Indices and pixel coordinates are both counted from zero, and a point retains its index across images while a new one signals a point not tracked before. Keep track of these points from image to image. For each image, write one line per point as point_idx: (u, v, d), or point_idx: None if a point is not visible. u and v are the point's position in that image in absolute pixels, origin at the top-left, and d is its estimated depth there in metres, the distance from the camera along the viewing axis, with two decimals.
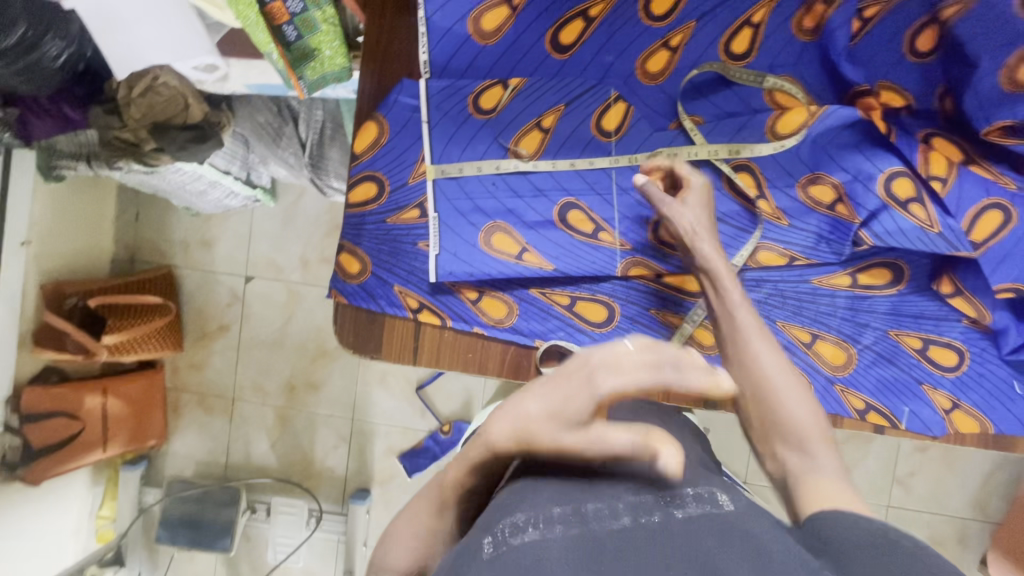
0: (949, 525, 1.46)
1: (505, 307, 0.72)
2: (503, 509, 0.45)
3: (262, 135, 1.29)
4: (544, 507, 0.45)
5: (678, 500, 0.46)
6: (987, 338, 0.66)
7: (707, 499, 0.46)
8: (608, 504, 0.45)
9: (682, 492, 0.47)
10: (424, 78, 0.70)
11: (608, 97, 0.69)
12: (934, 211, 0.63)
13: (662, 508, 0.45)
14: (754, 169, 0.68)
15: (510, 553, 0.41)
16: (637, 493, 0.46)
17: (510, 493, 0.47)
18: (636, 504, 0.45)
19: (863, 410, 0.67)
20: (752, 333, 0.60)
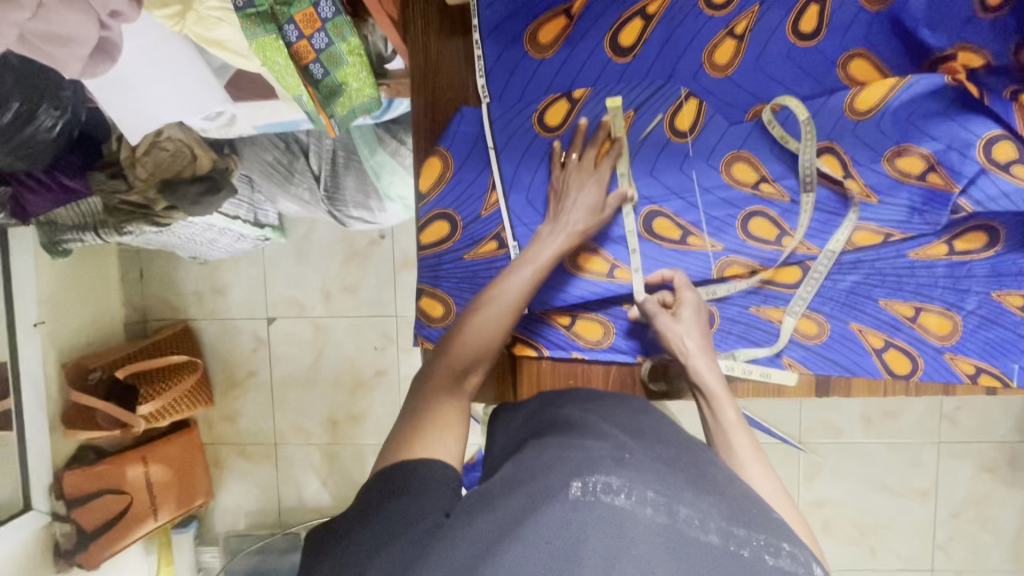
0: (999, 450, 1.49)
1: (600, 327, 0.70)
2: (595, 465, 0.45)
3: (272, 174, 1.24)
4: (638, 488, 0.43)
5: (774, 549, 0.40)
6: None
7: (801, 562, 0.41)
8: (701, 516, 0.42)
9: (778, 544, 0.41)
10: (483, 103, 0.67)
11: (678, 96, 0.66)
12: None
13: (753, 548, 0.40)
14: (838, 151, 0.66)
15: (593, 506, 0.42)
16: (730, 520, 0.42)
17: (600, 457, 0.46)
18: (727, 530, 0.41)
19: (974, 374, 0.68)
20: (741, 459, 0.57)
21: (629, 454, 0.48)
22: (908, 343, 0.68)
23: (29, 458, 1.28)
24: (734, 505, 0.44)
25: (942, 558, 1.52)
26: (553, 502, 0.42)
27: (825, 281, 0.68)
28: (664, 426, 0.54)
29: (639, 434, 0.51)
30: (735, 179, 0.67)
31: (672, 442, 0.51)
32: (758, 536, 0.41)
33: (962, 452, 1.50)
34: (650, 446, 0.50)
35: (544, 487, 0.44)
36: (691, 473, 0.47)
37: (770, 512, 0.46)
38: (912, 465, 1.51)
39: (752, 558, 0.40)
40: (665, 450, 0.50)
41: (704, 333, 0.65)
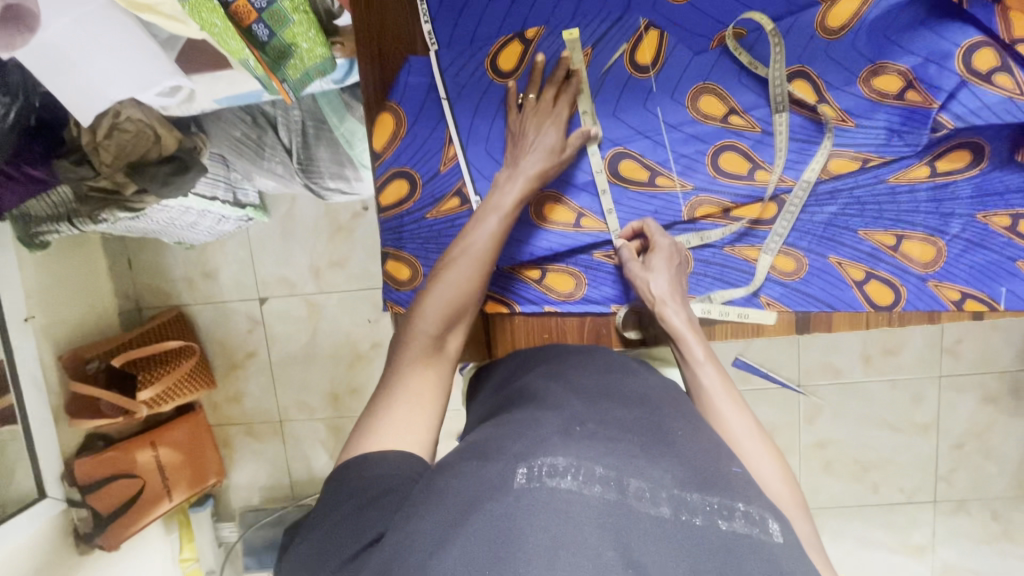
0: (1001, 380, 1.48)
1: (571, 279, 0.68)
2: (542, 449, 0.43)
3: (242, 149, 1.20)
4: (588, 465, 0.41)
5: (726, 513, 0.40)
6: None
7: (757, 522, 0.40)
8: (651, 488, 0.40)
9: (732, 506, 0.40)
10: (432, 51, 0.64)
11: (638, 27, 0.63)
12: (1023, 77, 0.56)
13: (705, 514, 0.39)
14: (811, 74, 0.62)
15: (540, 492, 0.39)
16: (684, 488, 0.41)
17: (549, 438, 0.44)
18: (680, 499, 0.40)
19: (960, 300, 0.65)
20: (714, 402, 0.57)
21: (579, 431, 0.46)
22: (890, 273, 0.66)
23: (38, 449, 1.32)
24: (688, 470, 0.43)
25: (946, 489, 1.53)
26: (498, 495, 0.39)
27: (801, 214, 0.66)
28: (628, 390, 0.55)
29: (587, 406, 0.50)
30: (702, 114, 0.64)
31: (628, 412, 0.49)
32: (711, 500, 0.40)
33: (964, 385, 1.49)
34: (605, 421, 0.48)
35: (490, 479, 0.41)
36: (646, 445, 0.45)
37: (729, 475, 0.44)
38: (913, 400, 1.50)
39: (704, 523, 0.39)
40: (621, 424, 0.47)
41: (672, 273, 0.63)
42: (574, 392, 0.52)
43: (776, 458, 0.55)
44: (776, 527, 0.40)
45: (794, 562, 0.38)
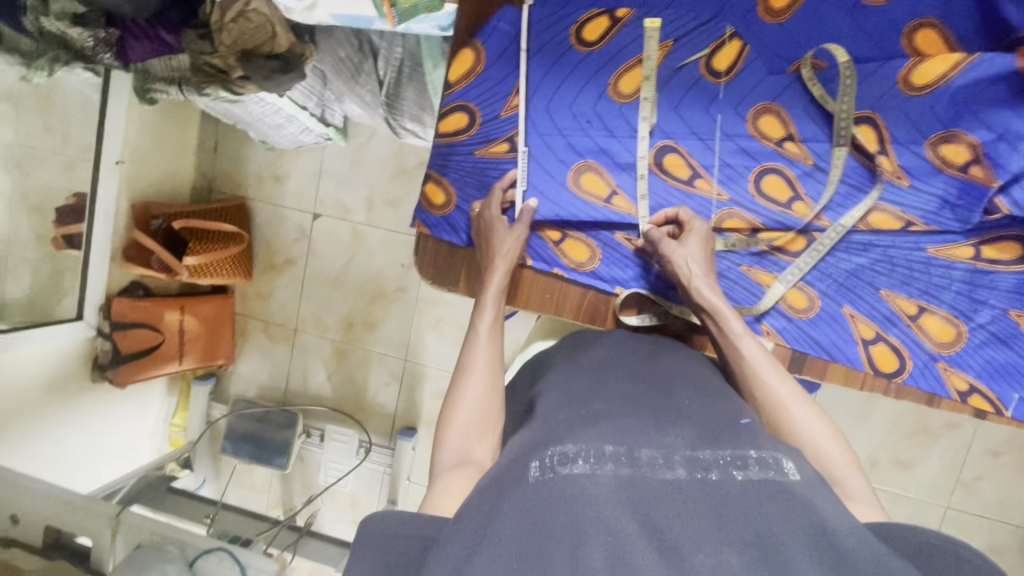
0: (1013, 533, 1.37)
1: (588, 251, 0.71)
2: (555, 440, 0.49)
3: (341, 70, 1.25)
4: (595, 445, 0.48)
5: (739, 461, 0.45)
6: None
7: (771, 465, 0.46)
8: (662, 454, 0.47)
9: (744, 455, 0.46)
10: (526, 5, 0.68)
11: (722, 34, 0.64)
12: None
13: (722, 467, 0.45)
14: (879, 123, 0.62)
15: (558, 479, 0.45)
16: (694, 449, 0.47)
17: (560, 428, 0.51)
18: (693, 458, 0.46)
19: (966, 392, 0.65)
20: (759, 371, 0.59)
21: (588, 415, 0.53)
22: (901, 341, 0.65)
23: (89, 276, 1.46)
24: (700, 435, 0.49)
25: None
26: (520, 489, 0.44)
27: (827, 257, 0.66)
28: (654, 376, 0.61)
29: (597, 393, 0.57)
30: (760, 133, 0.65)
31: (642, 399, 0.56)
32: (724, 454, 0.46)
33: (973, 528, 1.39)
34: (614, 404, 0.55)
35: (510, 469, 0.47)
36: (655, 421, 0.52)
37: (745, 434, 0.50)
38: (910, 521, 1.42)
39: (719, 474, 0.45)
40: (631, 405, 0.55)
41: (705, 249, 0.65)
42: (586, 379, 0.60)
43: (822, 413, 0.58)
44: (792, 467, 0.46)
45: (816, 493, 0.43)
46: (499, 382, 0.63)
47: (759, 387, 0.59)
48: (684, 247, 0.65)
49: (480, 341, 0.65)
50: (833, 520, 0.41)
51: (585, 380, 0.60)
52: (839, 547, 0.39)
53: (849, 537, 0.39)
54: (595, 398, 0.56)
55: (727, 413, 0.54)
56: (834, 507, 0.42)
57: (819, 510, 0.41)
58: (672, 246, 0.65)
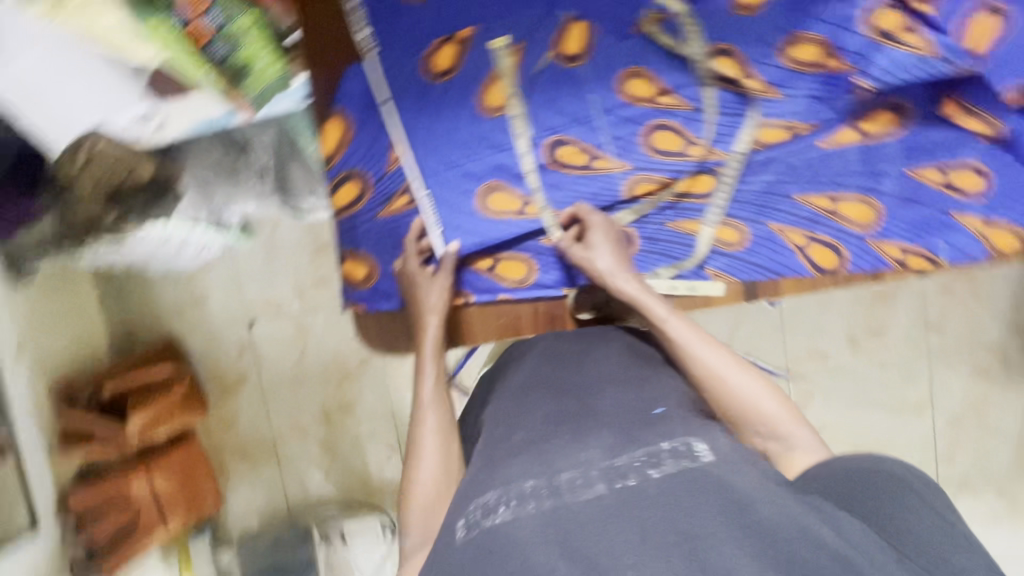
0: (990, 353, 1.48)
1: (523, 266, 0.72)
2: (478, 491, 0.51)
3: (219, 173, 1.07)
4: (517, 486, 0.50)
5: (653, 458, 0.48)
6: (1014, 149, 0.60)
7: (684, 453, 0.49)
8: (581, 473, 0.49)
9: (655, 451, 0.49)
10: (374, 54, 0.66)
11: (560, 24, 0.64)
12: (926, 33, 0.55)
13: (638, 469, 0.48)
14: (734, 51, 0.63)
15: (483, 534, 0.47)
16: (611, 458, 0.50)
17: (490, 473, 0.53)
18: (609, 468, 0.49)
19: (901, 256, 0.70)
20: (685, 348, 0.61)
21: (515, 445, 0.55)
22: (831, 237, 0.70)
23: None
24: (615, 440, 0.52)
25: (953, 476, 1.51)
26: (451, 553, 0.47)
27: (740, 186, 0.70)
28: (574, 377, 0.62)
29: (522, 415, 0.59)
30: (633, 96, 0.67)
31: (560, 413, 0.57)
32: (638, 455, 0.49)
33: (957, 362, 1.48)
34: (536, 423, 0.57)
35: (445, 535, 0.49)
36: (575, 431, 0.54)
37: (655, 426, 0.53)
38: (904, 379, 1.50)
39: (637, 478, 0.47)
40: (547, 422, 0.57)
41: (610, 244, 0.68)
42: (511, 402, 0.61)
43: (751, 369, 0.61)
44: (703, 448, 0.49)
45: (723, 468, 0.47)
46: (454, 444, 0.61)
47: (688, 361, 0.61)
48: (593, 249, 0.68)
49: (427, 410, 0.62)
50: (746, 491, 0.44)
51: (509, 404, 0.61)
52: (757, 519, 0.42)
53: (761, 508, 0.43)
54: (519, 423, 0.58)
55: (639, 406, 0.56)
56: (743, 479, 0.46)
57: (733, 484, 0.45)
58: (581, 252, 0.68)
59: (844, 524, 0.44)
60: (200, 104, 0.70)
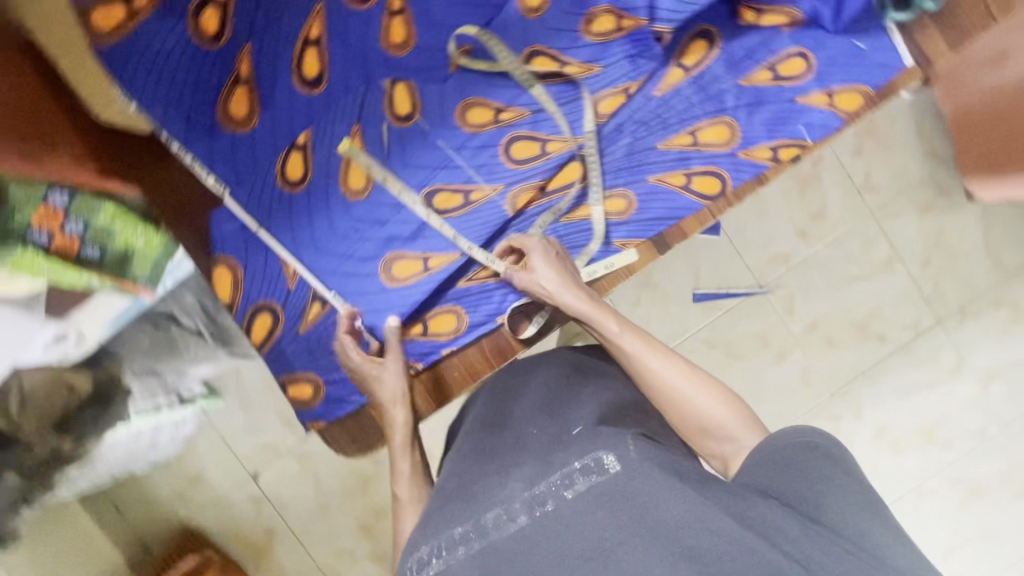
0: (925, 187, 1.58)
1: (452, 315, 0.71)
2: (412, 546, 0.50)
3: (160, 355, 0.95)
4: (446, 534, 0.49)
5: (566, 479, 0.46)
6: (811, 29, 0.69)
7: (595, 466, 0.46)
8: (505, 508, 0.48)
9: (568, 471, 0.47)
10: (228, 196, 0.68)
11: (385, 88, 0.70)
12: None
13: (554, 494, 0.46)
14: (544, 49, 0.69)
15: None
16: (530, 488, 0.48)
17: (425, 523, 0.52)
18: (530, 498, 0.47)
19: (774, 154, 0.71)
20: (636, 365, 0.61)
21: (449, 491, 0.54)
22: (705, 164, 0.70)
23: None
24: (536, 467, 0.50)
25: (940, 307, 1.61)
26: None
27: (604, 156, 0.71)
28: (506, 412, 0.62)
29: (470, 459, 0.57)
30: (477, 125, 0.70)
31: (495, 449, 0.57)
32: (555, 479, 0.47)
33: (897, 208, 1.58)
34: (470, 465, 0.56)
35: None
36: (504, 463, 0.53)
37: (571, 444, 0.50)
38: (863, 245, 1.59)
39: (554, 505, 0.46)
40: (479, 461, 0.56)
41: (553, 263, 0.65)
42: (463, 452, 0.60)
43: (701, 376, 0.60)
44: (613, 457, 0.46)
45: (637, 480, 0.44)
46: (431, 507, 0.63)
47: (640, 373, 0.61)
48: (535, 272, 0.65)
49: (407, 506, 0.63)
50: (672, 514, 0.43)
51: (458, 451, 0.60)
52: (678, 538, 0.42)
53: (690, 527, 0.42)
54: (458, 470, 0.57)
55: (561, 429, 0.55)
56: (667, 499, 0.43)
57: (660, 507, 0.43)
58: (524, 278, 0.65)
59: (788, 526, 0.43)
60: (95, 313, 0.64)
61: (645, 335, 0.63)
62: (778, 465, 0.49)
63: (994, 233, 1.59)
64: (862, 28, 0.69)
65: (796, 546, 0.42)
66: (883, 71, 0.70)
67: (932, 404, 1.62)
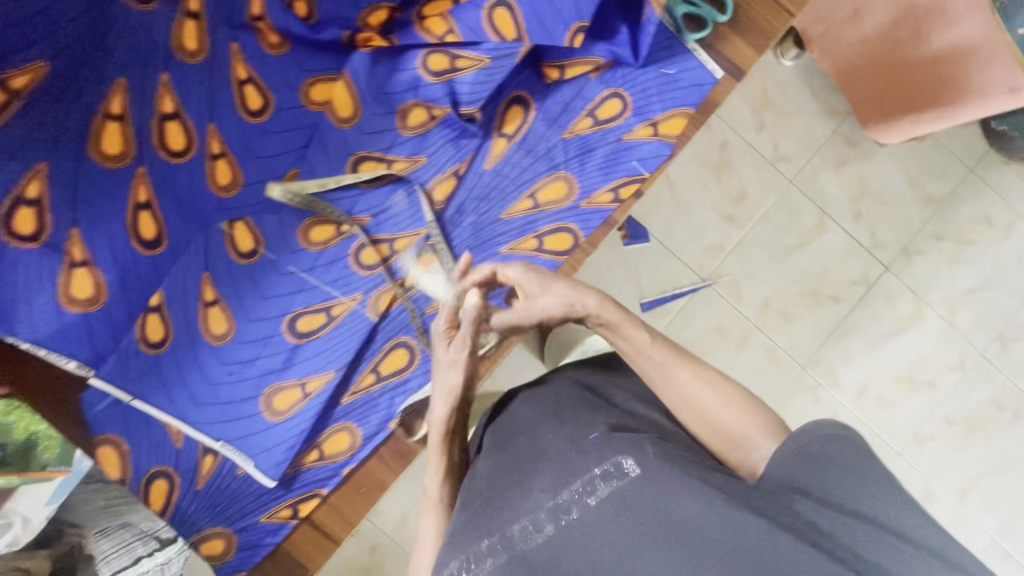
0: (834, 144, 1.59)
1: (345, 433, 0.71)
2: (441, 562, 0.54)
3: None
4: (475, 546, 0.52)
5: (588, 487, 0.49)
6: (617, 69, 0.71)
7: (614, 472, 0.49)
8: (529, 519, 0.51)
9: (591, 477, 0.49)
10: (94, 376, 0.66)
11: (225, 229, 0.70)
12: (472, 52, 0.66)
13: (578, 502, 0.50)
14: (368, 154, 0.71)
15: None
16: (554, 497, 0.50)
17: (452, 534, 0.56)
18: (554, 506, 0.50)
19: (616, 195, 0.72)
20: (659, 375, 0.59)
21: (464, 511, 0.56)
22: (553, 222, 0.71)
23: None
24: (555, 474, 0.52)
25: (884, 254, 1.60)
26: None
27: (452, 240, 0.73)
28: (511, 423, 0.62)
29: (490, 468, 0.58)
30: (320, 242, 0.71)
31: (506, 460, 0.57)
32: (576, 486, 0.50)
33: (813, 171, 1.59)
34: (490, 475, 0.57)
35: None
36: (522, 473, 0.54)
37: (587, 451, 0.51)
38: (791, 215, 1.59)
39: (579, 512, 0.49)
40: (495, 473, 0.57)
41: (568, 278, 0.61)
42: (480, 463, 0.60)
43: (729, 391, 0.58)
44: (631, 462, 0.48)
45: (653, 487, 0.47)
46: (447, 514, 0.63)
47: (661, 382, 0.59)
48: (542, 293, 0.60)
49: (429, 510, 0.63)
50: (694, 517, 0.45)
51: (473, 461, 0.61)
52: (702, 537, 0.45)
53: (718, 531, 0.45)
54: (478, 482, 0.58)
55: (572, 435, 0.54)
56: (693, 506, 0.45)
57: (686, 510, 0.46)
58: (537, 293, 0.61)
59: (817, 519, 0.45)
60: (31, 498, 0.59)
61: (670, 342, 0.60)
62: (807, 452, 0.48)
63: (914, 170, 1.60)
64: (666, 55, 0.71)
65: (825, 529, 0.44)
66: (698, 90, 0.71)
67: (904, 350, 1.60)
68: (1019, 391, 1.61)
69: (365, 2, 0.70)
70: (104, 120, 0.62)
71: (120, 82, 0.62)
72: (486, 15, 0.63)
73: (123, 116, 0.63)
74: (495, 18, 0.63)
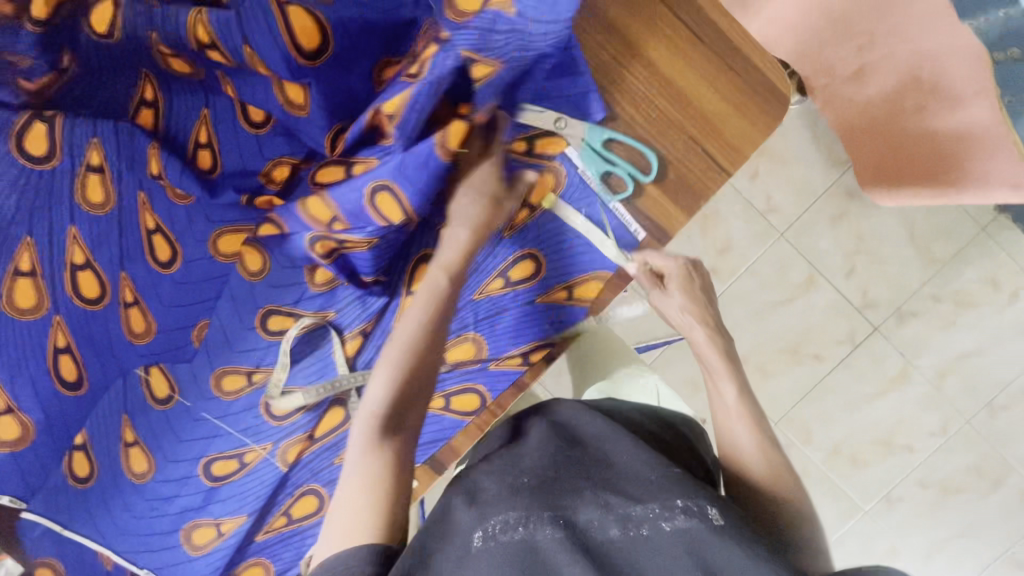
0: (833, 196, 1.48)
1: (260, 569, 0.82)
2: (488, 510, 0.51)
3: None
4: (537, 512, 0.50)
5: (667, 512, 0.49)
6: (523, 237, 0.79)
7: (696, 510, 0.49)
8: (598, 515, 0.50)
9: (671, 505, 0.50)
10: (23, 513, 0.68)
11: (141, 375, 0.72)
12: (357, 234, 0.68)
13: (652, 521, 0.49)
14: (276, 308, 0.76)
15: (495, 546, 0.48)
16: (627, 504, 0.50)
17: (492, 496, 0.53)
18: (625, 515, 0.50)
19: (523, 357, 0.85)
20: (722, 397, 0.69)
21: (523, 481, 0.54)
22: (462, 380, 0.84)
23: None
24: (638, 487, 0.52)
25: (874, 314, 1.52)
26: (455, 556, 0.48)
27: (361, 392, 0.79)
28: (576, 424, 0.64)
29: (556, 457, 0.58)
30: (229, 391, 0.76)
31: (577, 459, 0.57)
32: (651, 506, 0.50)
33: (808, 225, 1.50)
34: (554, 464, 0.57)
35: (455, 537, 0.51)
36: (598, 473, 0.55)
37: (675, 482, 0.52)
38: (778, 269, 1.51)
39: (649, 530, 0.49)
40: (564, 465, 0.56)
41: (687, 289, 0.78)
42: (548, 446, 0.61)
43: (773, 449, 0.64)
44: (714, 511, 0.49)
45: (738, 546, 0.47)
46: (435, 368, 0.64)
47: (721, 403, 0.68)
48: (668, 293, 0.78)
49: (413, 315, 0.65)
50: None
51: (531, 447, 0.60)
52: None
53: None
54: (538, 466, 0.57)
55: (654, 461, 0.56)
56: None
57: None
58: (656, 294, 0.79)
59: None
60: None
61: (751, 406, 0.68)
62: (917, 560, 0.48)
63: (919, 226, 1.49)
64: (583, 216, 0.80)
65: None
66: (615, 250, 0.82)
67: (885, 413, 1.55)
68: (1002, 460, 1.56)
69: (272, 154, 0.72)
70: (13, 277, 0.60)
71: (28, 242, 0.60)
72: (368, 199, 0.65)
73: (34, 271, 0.61)
74: (378, 202, 0.65)
